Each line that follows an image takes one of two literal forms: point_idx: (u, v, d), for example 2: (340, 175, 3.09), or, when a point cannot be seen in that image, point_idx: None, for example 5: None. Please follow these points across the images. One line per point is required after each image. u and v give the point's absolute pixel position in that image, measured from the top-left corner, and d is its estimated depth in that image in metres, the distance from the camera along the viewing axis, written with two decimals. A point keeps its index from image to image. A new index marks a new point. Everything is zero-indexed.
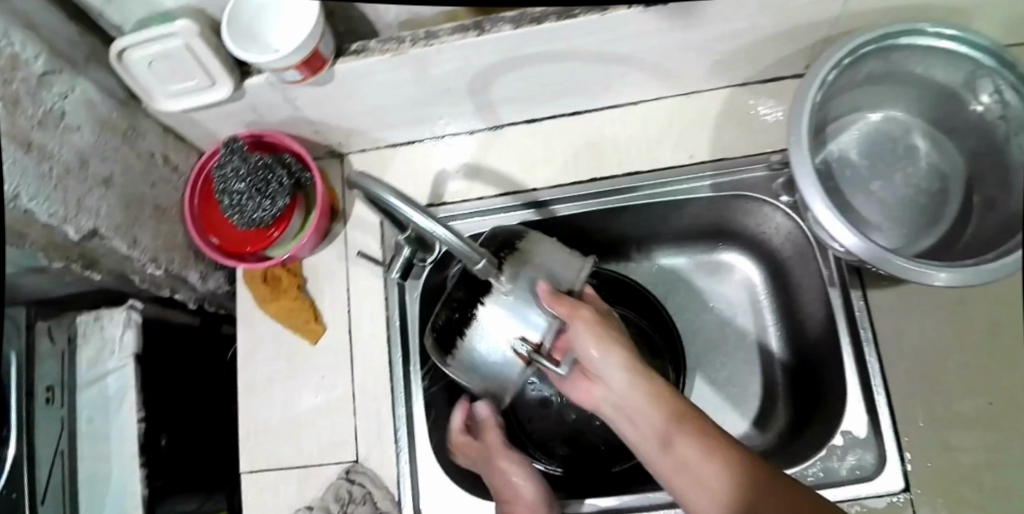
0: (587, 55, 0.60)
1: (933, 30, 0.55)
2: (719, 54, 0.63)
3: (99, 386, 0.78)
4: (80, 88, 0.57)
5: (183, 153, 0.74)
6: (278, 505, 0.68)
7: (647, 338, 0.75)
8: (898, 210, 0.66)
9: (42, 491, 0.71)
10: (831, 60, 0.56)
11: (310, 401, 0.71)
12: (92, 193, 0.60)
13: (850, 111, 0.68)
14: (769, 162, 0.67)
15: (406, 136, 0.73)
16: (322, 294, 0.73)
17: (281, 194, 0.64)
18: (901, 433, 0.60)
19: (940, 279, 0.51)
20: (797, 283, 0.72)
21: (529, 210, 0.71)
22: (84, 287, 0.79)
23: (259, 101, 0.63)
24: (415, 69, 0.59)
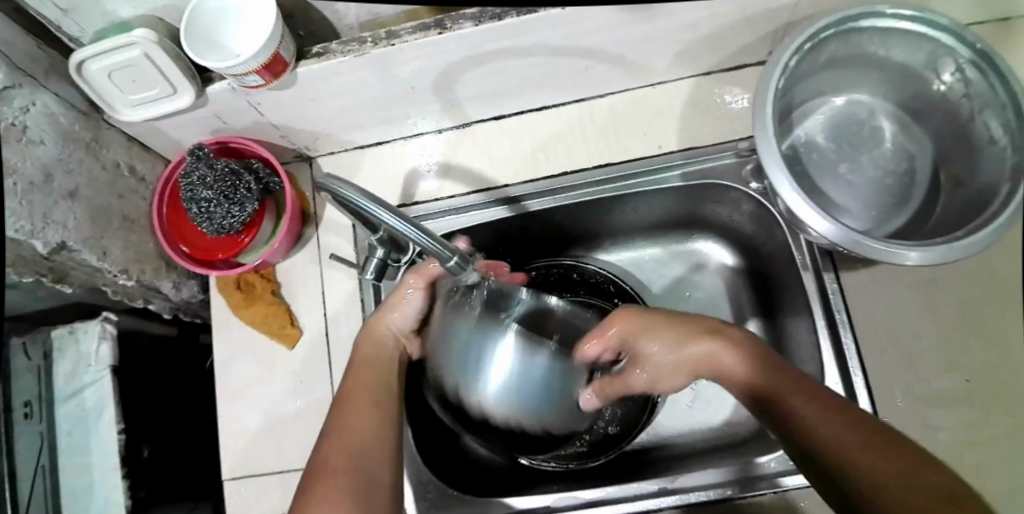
0: (553, 50, 0.60)
1: (891, 12, 0.56)
2: (683, 44, 0.63)
3: (78, 400, 0.77)
4: (42, 102, 0.56)
5: (149, 163, 0.73)
6: (263, 511, 0.68)
7: None
8: (868, 192, 0.66)
9: (24, 506, 0.72)
10: (792, 45, 0.56)
11: (290, 406, 0.71)
12: (58, 207, 0.59)
13: (815, 96, 0.68)
14: (737, 150, 0.67)
15: (375, 137, 0.73)
16: (298, 298, 0.73)
17: (249, 200, 0.63)
18: (879, 410, 0.61)
19: (910, 259, 0.52)
20: (772, 267, 0.72)
21: (501, 207, 0.71)
22: (56, 301, 0.79)
23: (223, 107, 0.63)
24: (378, 70, 0.59)
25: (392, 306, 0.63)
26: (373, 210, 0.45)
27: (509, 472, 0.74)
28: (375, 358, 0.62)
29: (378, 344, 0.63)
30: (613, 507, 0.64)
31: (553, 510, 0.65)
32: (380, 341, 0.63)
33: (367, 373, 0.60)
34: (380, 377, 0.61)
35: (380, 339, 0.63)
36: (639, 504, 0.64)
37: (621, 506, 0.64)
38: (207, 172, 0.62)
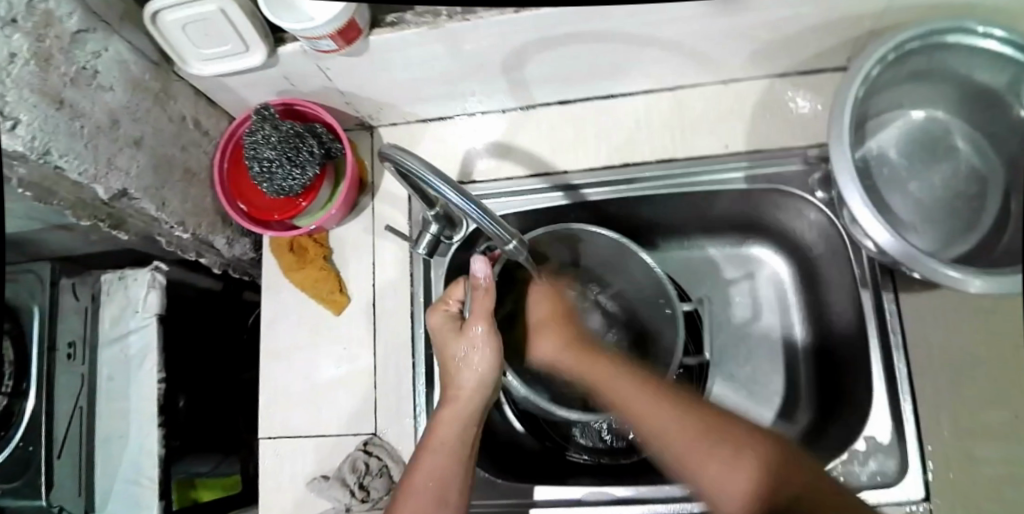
0: (626, 38, 0.59)
1: (981, 29, 0.54)
2: (761, 43, 0.62)
3: (121, 345, 0.79)
4: (114, 48, 0.56)
5: (215, 118, 0.74)
6: (296, 472, 0.69)
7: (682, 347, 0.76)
8: (936, 211, 0.64)
9: (59, 446, 0.74)
10: (875, 54, 0.55)
11: (330, 372, 0.72)
12: (122, 153, 0.59)
13: (890, 108, 0.66)
14: (806, 156, 0.66)
15: (437, 112, 0.73)
16: (349, 265, 0.74)
17: (311, 163, 0.63)
18: (926, 440, 0.60)
19: (974, 287, 0.50)
20: (826, 279, 0.72)
21: (559, 194, 0.71)
22: (108, 245, 0.80)
23: (294, 70, 0.62)
24: (448, 44, 0.58)
25: (465, 355, 0.59)
26: (434, 183, 0.48)
27: (541, 460, 0.75)
28: (452, 423, 0.58)
29: (467, 392, 0.59)
30: (645, 506, 0.64)
31: (585, 503, 0.65)
32: (458, 401, 0.58)
33: (438, 442, 0.57)
34: (465, 439, 0.58)
35: (470, 388, 0.59)
36: (672, 508, 0.64)
37: (653, 506, 0.64)
38: (272, 132, 0.62)
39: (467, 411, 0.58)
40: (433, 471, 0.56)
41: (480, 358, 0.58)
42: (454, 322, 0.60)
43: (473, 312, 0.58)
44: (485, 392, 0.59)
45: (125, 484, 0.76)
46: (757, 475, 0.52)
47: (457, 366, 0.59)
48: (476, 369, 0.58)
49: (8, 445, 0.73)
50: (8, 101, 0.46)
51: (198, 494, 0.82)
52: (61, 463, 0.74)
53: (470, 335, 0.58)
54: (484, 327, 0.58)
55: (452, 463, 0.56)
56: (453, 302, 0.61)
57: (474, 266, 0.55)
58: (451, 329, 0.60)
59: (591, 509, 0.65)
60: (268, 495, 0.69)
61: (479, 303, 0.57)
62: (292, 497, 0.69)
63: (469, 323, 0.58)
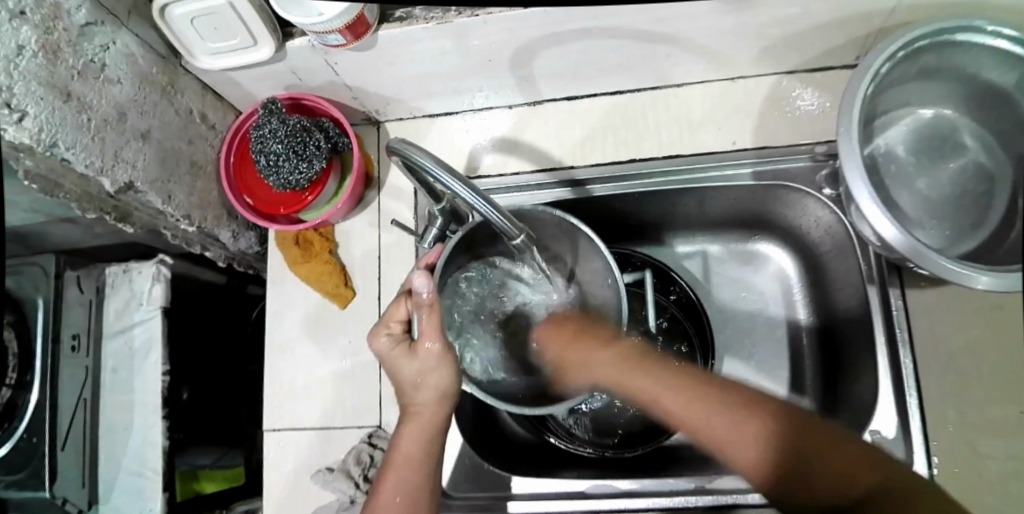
0: (634, 34, 0.58)
1: (992, 28, 0.54)
2: (770, 40, 0.61)
3: (127, 336, 0.80)
4: (121, 41, 0.56)
5: (221, 112, 0.73)
6: (302, 464, 0.70)
7: (688, 344, 0.78)
8: (942, 211, 0.64)
9: (62, 439, 0.74)
10: (886, 52, 0.55)
11: (335, 365, 0.72)
12: (129, 146, 0.59)
13: (898, 106, 0.66)
14: (814, 154, 0.66)
15: (444, 107, 0.73)
16: (355, 260, 0.74)
17: (318, 157, 0.63)
18: (931, 436, 0.60)
19: (981, 284, 0.50)
20: (832, 276, 0.72)
21: (564, 188, 0.71)
22: (113, 236, 0.80)
23: (301, 63, 0.62)
24: (455, 39, 0.58)
25: (418, 378, 0.56)
26: (440, 176, 0.48)
27: (543, 454, 0.75)
28: (413, 440, 0.55)
29: (434, 395, 0.56)
30: (648, 499, 0.64)
31: (588, 496, 0.65)
32: (420, 420, 0.56)
33: (402, 459, 0.55)
34: (434, 438, 0.56)
35: (433, 392, 0.56)
36: (677, 501, 0.64)
37: (656, 499, 0.64)
38: (279, 126, 0.62)
39: (434, 408, 0.56)
40: (401, 486, 0.54)
41: (443, 365, 0.56)
42: (402, 344, 0.56)
43: (422, 330, 0.55)
44: (446, 401, 0.56)
45: (129, 476, 0.76)
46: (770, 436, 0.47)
47: (414, 388, 0.56)
48: (433, 385, 0.56)
49: (10, 437, 0.73)
50: (17, 92, 0.46)
51: (200, 486, 0.84)
52: (65, 454, 0.74)
53: (422, 355, 0.55)
54: (438, 345, 0.55)
55: (420, 472, 0.55)
56: (393, 324, 0.57)
57: (415, 282, 0.53)
58: (401, 351, 0.56)
59: (595, 503, 0.65)
60: (274, 487, 0.70)
61: (431, 320, 0.54)
62: (297, 490, 0.69)
63: (421, 342, 0.55)
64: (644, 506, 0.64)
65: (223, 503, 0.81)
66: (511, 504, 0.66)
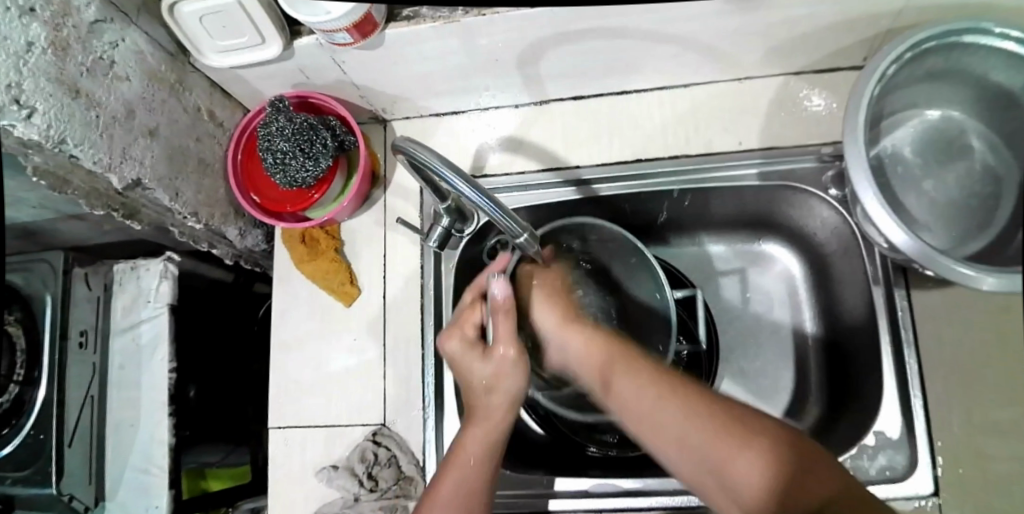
0: (640, 34, 0.59)
1: (998, 31, 0.54)
2: (777, 40, 0.61)
3: (133, 333, 0.80)
4: (131, 39, 0.56)
5: (229, 110, 0.74)
6: (306, 461, 0.70)
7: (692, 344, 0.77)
8: (950, 213, 0.64)
9: (70, 434, 0.75)
10: (893, 53, 0.55)
11: (341, 362, 0.72)
12: (137, 143, 0.59)
13: (906, 107, 0.65)
14: (820, 154, 0.66)
15: (451, 106, 0.73)
16: (360, 258, 0.74)
17: (324, 155, 0.63)
18: (935, 436, 0.60)
19: (986, 285, 0.49)
20: (838, 278, 0.72)
21: (570, 188, 0.71)
22: (121, 233, 0.81)
23: (308, 61, 0.62)
24: (462, 38, 0.58)
25: (490, 381, 0.57)
26: (444, 173, 0.48)
27: (548, 454, 0.75)
28: (477, 443, 0.55)
29: (502, 394, 0.57)
30: (651, 498, 0.64)
31: (591, 495, 0.66)
32: (485, 424, 0.56)
33: (464, 459, 0.55)
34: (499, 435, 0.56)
35: (502, 394, 0.57)
36: (678, 500, 0.64)
37: (659, 499, 0.64)
38: (286, 124, 0.62)
39: (503, 413, 0.57)
40: (458, 484, 0.54)
41: (514, 367, 0.57)
42: (472, 347, 0.59)
43: (497, 335, 0.57)
44: (516, 411, 0.57)
45: (137, 473, 0.77)
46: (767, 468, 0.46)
47: (484, 391, 0.57)
48: (505, 390, 0.57)
49: (18, 433, 0.73)
50: (25, 89, 0.46)
51: (206, 484, 0.84)
52: (72, 450, 0.74)
53: (496, 360, 0.57)
54: (512, 351, 0.57)
55: (481, 473, 0.54)
56: (468, 327, 0.60)
57: (492, 286, 0.57)
58: (471, 356, 0.58)
59: (597, 501, 0.65)
60: (279, 483, 0.70)
61: (506, 326, 0.57)
62: (300, 487, 0.70)
63: (495, 346, 0.57)
64: (646, 506, 0.64)
65: (230, 502, 0.82)
66: (552, 501, 0.67)
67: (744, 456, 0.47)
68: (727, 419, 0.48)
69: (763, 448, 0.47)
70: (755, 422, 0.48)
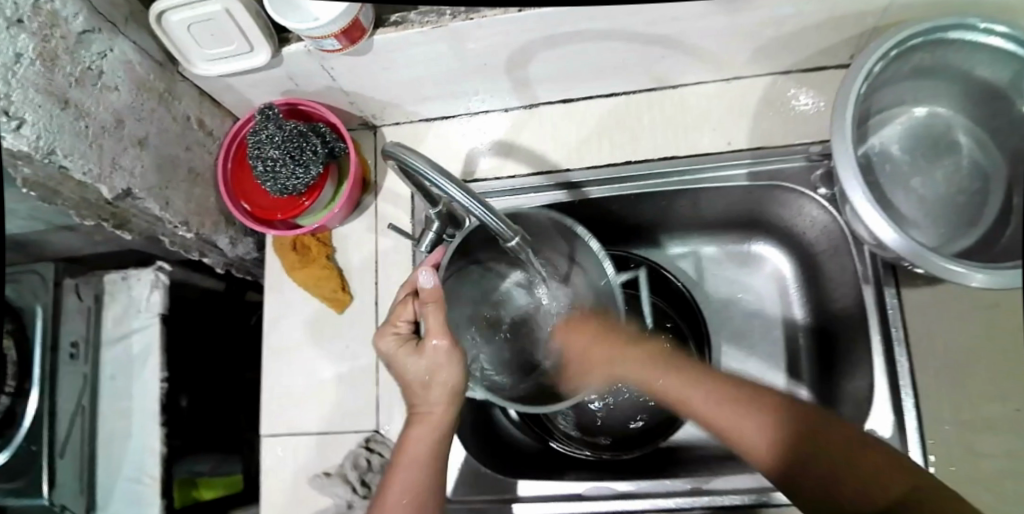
0: (628, 37, 0.59)
1: (983, 27, 0.55)
2: (765, 40, 0.62)
3: (125, 344, 0.80)
4: (119, 48, 0.56)
5: (218, 118, 0.74)
6: (299, 470, 0.70)
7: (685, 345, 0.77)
8: (939, 209, 0.64)
9: (60, 446, 0.75)
10: (879, 51, 0.55)
11: (333, 369, 0.72)
12: (127, 153, 0.59)
13: (893, 105, 0.66)
14: (809, 154, 0.67)
15: (441, 111, 0.73)
16: (352, 264, 0.74)
17: (314, 162, 0.63)
18: (927, 433, 0.60)
19: (977, 282, 0.50)
20: (829, 277, 0.72)
21: (561, 191, 0.71)
22: (112, 243, 0.80)
23: (298, 68, 0.62)
24: (451, 43, 0.58)
25: (427, 376, 0.55)
26: (436, 179, 0.48)
27: (542, 458, 0.75)
28: (421, 443, 0.55)
29: (437, 384, 0.55)
30: (645, 500, 0.64)
31: (585, 498, 0.65)
32: (428, 423, 0.56)
33: (408, 460, 0.55)
34: (443, 431, 0.56)
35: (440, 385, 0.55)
36: (672, 501, 0.63)
37: (654, 500, 0.64)
38: (275, 131, 0.62)
39: (444, 406, 0.56)
40: (406, 484, 0.54)
41: (444, 354, 0.55)
42: (405, 343, 0.56)
43: (428, 326, 0.54)
44: (455, 404, 0.56)
45: (129, 483, 0.76)
46: (777, 443, 0.51)
47: (424, 387, 0.56)
48: (443, 382, 0.55)
49: (9, 445, 0.73)
50: (14, 100, 0.46)
51: (198, 494, 0.82)
52: (63, 463, 0.75)
53: (428, 352, 0.55)
54: (444, 342, 0.54)
55: (425, 472, 0.55)
56: (400, 324, 0.57)
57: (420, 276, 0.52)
58: (405, 351, 0.56)
59: (591, 504, 0.65)
60: (272, 492, 0.70)
61: (436, 317, 0.53)
62: (293, 496, 0.69)
63: (427, 339, 0.54)
64: (640, 508, 0.64)
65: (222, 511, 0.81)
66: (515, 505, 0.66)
67: (760, 431, 0.51)
68: (747, 397, 0.53)
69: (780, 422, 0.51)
70: (765, 397, 0.53)
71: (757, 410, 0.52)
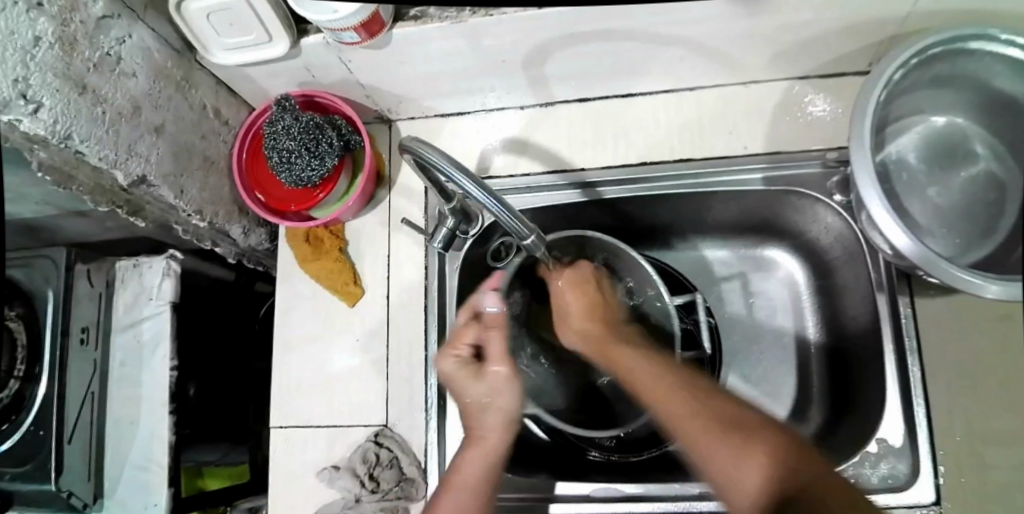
0: (646, 37, 0.59)
1: (1004, 37, 0.54)
2: (783, 45, 0.61)
3: (134, 332, 0.80)
4: (137, 35, 0.56)
5: (235, 108, 0.74)
6: (307, 461, 0.70)
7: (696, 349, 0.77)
8: (953, 219, 0.64)
9: (70, 431, 0.74)
10: (899, 59, 0.55)
11: (343, 362, 0.72)
12: (143, 140, 0.59)
13: (912, 113, 0.65)
14: (825, 159, 0.66)
15: (457, 107, 0.73)
16: (364, 258, 0.74)
17: (330, 154, 0.63)
18: (937, 443, 0.60)
19: (992, 292, 0.49)
20: (842, 283, 0.72)
21: (575, 190, 0.71)
22: (124, 229, 0.81)
23: (315, 60, 0.62)
24: (469, 39, 0.58)
25: (485, 400, 0.58)
26: (454, 175, 0.48)
27: (550, 457, 0.75)
28: (476, 466, 0.56)
29: (495, 411, 0.58)
30: (652, 504, 0.64)
31: (593, 499, 0.66)
32: (483, 446, 0.57)
33: (462, 483, 0.56)
34: (497, 452, 0.57)
35: (497, 413, 0.58)
36: (679, 505, 0.64)
37: (661, 504, 0.64)
38: (291, 122, 0.62)
39: (499, 431, 0.58)
40: (460, 505, 0.55)
41: (502, 377, 0.58)
42: (468, 366, 0.58)
43: (490, 353, 0.58)
44: (511, 430, 0.58)
45: (135, 470, 0.77)
46: (770, 468, 0.47)
47: (480, 410, 0.58)
48: (500, 407, 0.58)
49: (18, 430, 0.73)
50: (31, 83, 0.46)
51: (204, 483, 0.84)
52: (71, 448, 0.74)
53: (490, 377, 0.58)
54: (505, 369, 0.58)
55: (482, 493, 0.56)
56: (460, 347, 0.59)
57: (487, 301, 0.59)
58: (468, 374, 0.58)
59: (599, 506, 0.65)
60: (279, 482, 0.70)
61: (500, 344, 0.58)
62: (300, 487, 0.69)
63: (489, 365, 0.58)
64: (648, 511, 0.64)
65: (228, 500, 0.82)
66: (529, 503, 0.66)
67: (749, 464, 0.47)
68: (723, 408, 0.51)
69: (768, 452, 0.47)
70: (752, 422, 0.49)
71: (759, 441, 0.48)
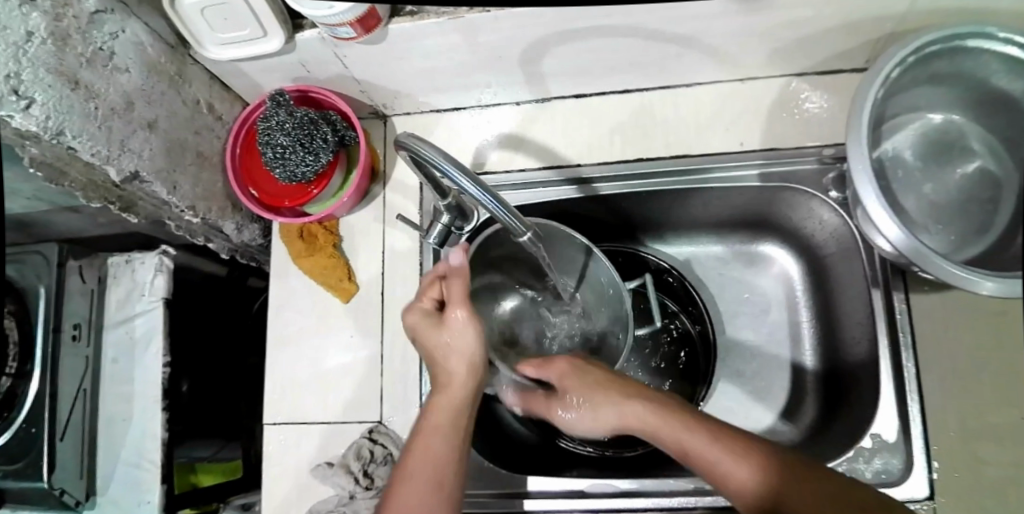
0: (645, 33, 0.58)
1: (1003, 35, 0.54)
2: (781, 41, 0.61)
3: (127, 328, 0.80)
4: (131, 29, 0.55)
5: (228, 103, 0.73)
6: (300, 458, 0.70)
7: (690, 345, 0.77)
8: (949, 216, 0.64)
9: (61, 428, 0.73)
10: (897, 57, 0.54)
11: (338, 359, 0.72)
12: (136, 135, 0.59)
13: (908, 110, 0.65)
14: (822, 156, 0.67)
15: (453, 103, 0.73)
16: (358, 254, 0.74)
17: (325, 150, 0.63)
18: (930, 438, 0.60)
19: (987, 290, 0.49)
20: (836, 280, 0.72)
21: (571, 187, 0.71)
22: (116, 225, 0.80)
23: (310, 55, 0.61)
24: (466, 34, 0.58)
25: (449, 349, 0.58)
26: (451, 172, 0.48)
27: (544, 453, 0.75)
28: (443, 411, 0.58)
29: (458, 358, 0.59)
30: (647, 499, 0.64)
31: (587, 495, 0.65)
32: (447, 391, 0.59)
33: (432, 428, 0.57)
34: (460, 396, 0.59)
35: (460, 360, 0.59)
36: (674, 500, 0.64)
37: (656, 499, 0.64)
38: (286, 117, 0.61)
39: (463, 377, 0.59)
40: (427, 453, 0.56)
41: (462, 322, 0.58)
42: (431, 317, 0.59)
43: (450, 301, 0.58)
44: (474, 374, 0.59)
45: (128, 467, 0.76)
46: (758, 472, 0.52)
47: (445, 358, 0.59)
48: (463, 353, 0.58)
49: (10, 427, 0.72)
50: (24, 79, 0.46)
51: (197, 479, 0.81)
52: (63, 446, 0.73)
53: (451, 325, 0.58)
54: (464, 313, 0.57)
55: (449, 445, 0.56)
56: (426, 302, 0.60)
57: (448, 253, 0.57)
58: (429, 324, 0.58)
59: (593, 502, 0.65)
60: (273, 478, 0.70)
61: (460, 290, 0.57)
62: (293, 483, 0.69)
63: (449, 312, 0.58)
64: (643, 506, 0.64)
65: (221, 497, 0.81)
66: (524, 500, 0.66)
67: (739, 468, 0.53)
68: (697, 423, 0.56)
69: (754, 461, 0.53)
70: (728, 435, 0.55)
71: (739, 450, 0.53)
